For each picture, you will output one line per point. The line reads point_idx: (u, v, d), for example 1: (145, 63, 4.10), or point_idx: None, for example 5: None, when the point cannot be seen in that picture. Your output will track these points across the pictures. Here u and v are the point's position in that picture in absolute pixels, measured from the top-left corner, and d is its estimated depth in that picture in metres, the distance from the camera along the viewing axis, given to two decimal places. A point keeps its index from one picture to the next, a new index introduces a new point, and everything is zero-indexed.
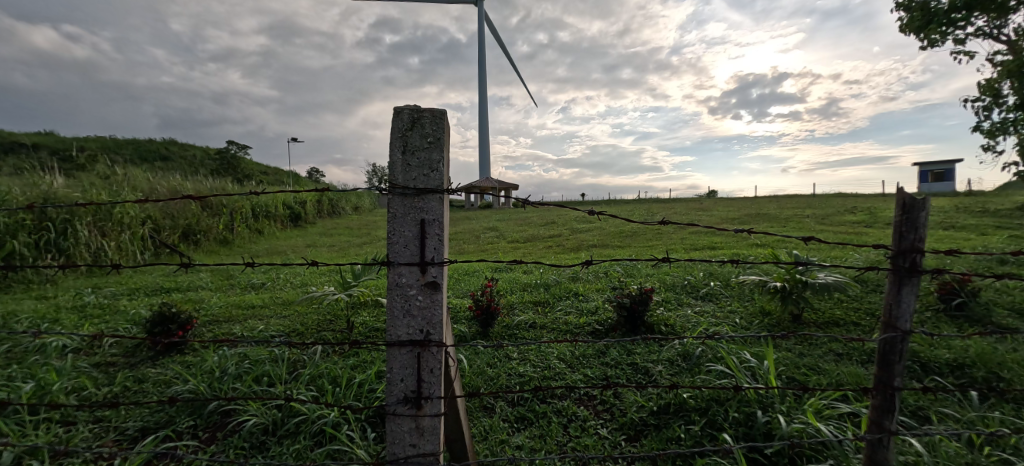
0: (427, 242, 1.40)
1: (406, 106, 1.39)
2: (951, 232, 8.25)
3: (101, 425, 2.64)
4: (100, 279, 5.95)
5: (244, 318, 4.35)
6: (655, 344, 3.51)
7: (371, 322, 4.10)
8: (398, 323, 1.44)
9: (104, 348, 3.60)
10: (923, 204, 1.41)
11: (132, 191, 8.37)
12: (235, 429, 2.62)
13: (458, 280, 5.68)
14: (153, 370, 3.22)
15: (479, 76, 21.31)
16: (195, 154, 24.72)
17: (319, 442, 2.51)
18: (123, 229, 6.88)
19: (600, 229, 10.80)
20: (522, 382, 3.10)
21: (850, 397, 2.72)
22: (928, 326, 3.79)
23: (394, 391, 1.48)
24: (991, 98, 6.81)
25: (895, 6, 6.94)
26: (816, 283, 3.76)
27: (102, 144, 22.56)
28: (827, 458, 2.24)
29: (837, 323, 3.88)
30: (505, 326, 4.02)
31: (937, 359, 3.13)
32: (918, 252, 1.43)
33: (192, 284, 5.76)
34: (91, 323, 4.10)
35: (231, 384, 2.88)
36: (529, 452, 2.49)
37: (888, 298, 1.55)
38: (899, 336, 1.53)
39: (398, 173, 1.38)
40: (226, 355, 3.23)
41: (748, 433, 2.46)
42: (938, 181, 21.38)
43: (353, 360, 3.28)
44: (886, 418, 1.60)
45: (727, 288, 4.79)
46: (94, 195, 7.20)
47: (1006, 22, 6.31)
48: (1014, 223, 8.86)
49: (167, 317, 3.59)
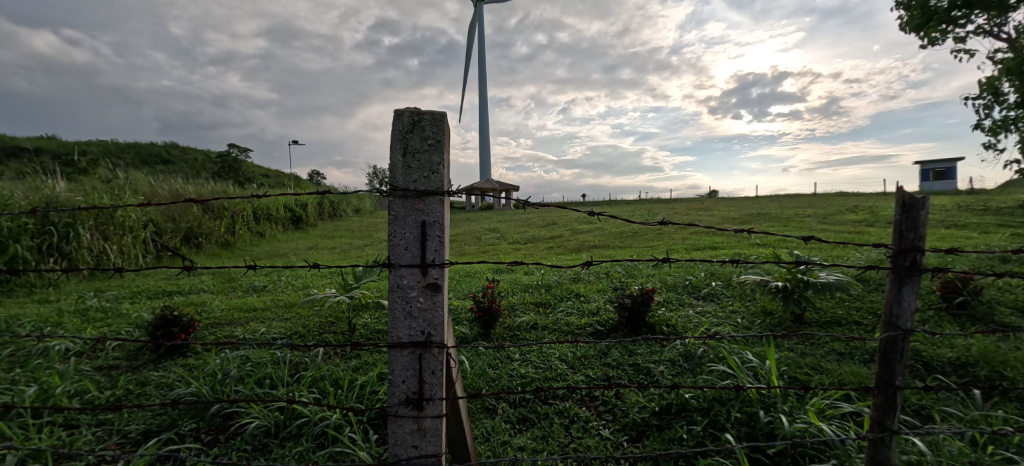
0: (428, 244, 1.41)
1: (406, 109, 1.39)
2: (952, 230, 8.22)
3: (104, 429, 2.65)
4: (102, 282, 5.97)
5: (247, 321, 4.37)
6: (656, 345, 3.52)
7: (373, 324, 4.11)
8: (399, 324, 1.45)
9: (107, 351, 3.62)
10: (923, 203, 1.42)
11: (134, 194, 8.40)
12: (238, 431, 2.63)
13: (459, 282, 5.68)
14: (156, 373, 3.23)
15: (479, 78, 21.38)
16: (196, 157, 24.79)
17: (322, 444, 2.51)
18: (124, 233, 6.90)
19: (601, 229, 10.81)
20: (524, 382, 3.10)
21: (852, 396, 2.72)
22: (931, 325, 3.77)
23: (395, 393, 1.48)
24: (992, 96, 6.80)
25: (896, 4, 6.92)
26: (818, 283, 3.76)
27: (103, 147, 22.63)
28: (829, 457, 2.24)
29: (838, 323, 3.88)
30: (507, 327, 4.03)
31: (939, 358, 3.12)
32: (918, 251, 1.44)
33: (193, 287, 5.78)
34: (93, 326, 4.11)
35: (232, 387, 2.89)
36: (531, 453, 2.49)
37: (888, 297, 1.55)
38: (900, 335, 1.53)
39: (399, 176, 1.39)
40: (228, 358, 3.24)
41: (751, 433, 2.46)
42: (939, 180, 21.41)
43: (355, 362, 3.29)
44: (887, 418, 1.59)
45: (729, 287, 4.79)
46: (96, 199, 7.22)
47: (1007, 19, 6.29)
48: (1017, 221, 8.84)
49: (169, 320, 3.60)
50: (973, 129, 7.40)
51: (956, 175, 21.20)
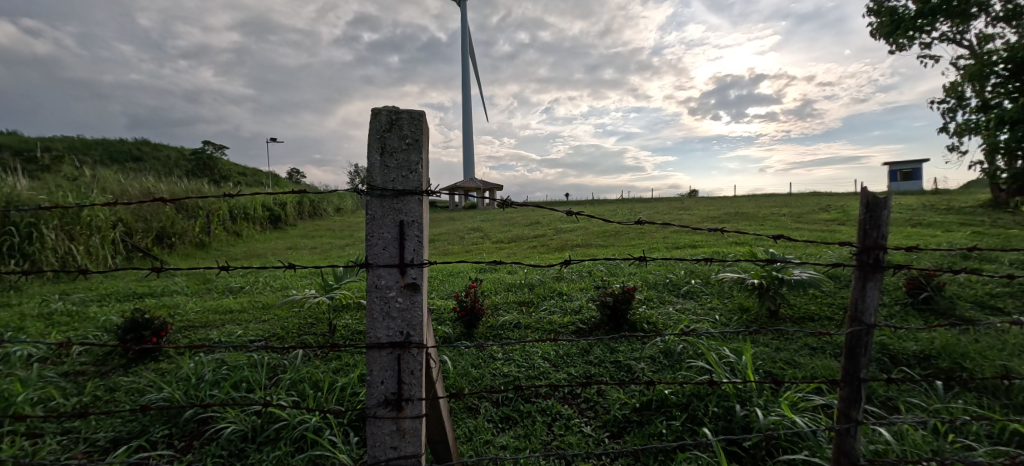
0: (406, 244, 1.40)
1: (384, 107, 1.38)
2: (918, 228, 8.55)
3: (71, 437, 2.56)
4: (68, 285, 5.75)
5: (223, 323, 4.27)
6: (638, 342, 3.57)
7: (354, 325, 4.06)
8: (377, 325, 1.44)
9: (72, 357, 3.49)
10: (885, 204, 1.47)
11: (102, 193, 8.11)
12: (212, 437, 2.57)
13: (442, 281, 5.69)
14: (126, 378, 3.13)
15: (462, 78, 21.40)
16: (168, 155, 24.06)
17: (301, 447, 2.48)
18: (92, 233, 6.66)
19: (583, 229, 10.92)
20: (507, 381, 3.12)
21: (823, 389, 2.81)
22: (896, 320, 3.93)
23: (375, 393, 1.47)
24: (955, 100, 7.08)
25: (866, 11, 7.17)
26: (792, 280, 3.87)
27: (69, 143, 21.76)
28: (802, 448, 2.31)
29: (811, 318, 4.00)
30: (490, 326, 4.03)
31: (905, 351, 3.25)
32: (881, 249, 1.49)
33: (166, 289, 5.62)
34: (58, 331, 3.96)
35: (208, 391, 2.82)
36: (514, 451, 2.50)
37: (854, 293, 1.61)
38: (864, 329, 1.59)
39: (376, 175, 1.37)
40: (203, 362, 3.16)
41: (727, 426, 2.52)
42: (907, 181, 22.21)
43: (336, 364, 3.25)
44: (853, 409, 1.64)
45: (708, 285, 4.89)
46: (61, 198, 6.93)
47: (968, 27, 6.57)
48: (978, 219, 9.26)
49: (140, 323, 3.50)
50: (940, 131, 7.67)
51: (921, 176, 22.05)
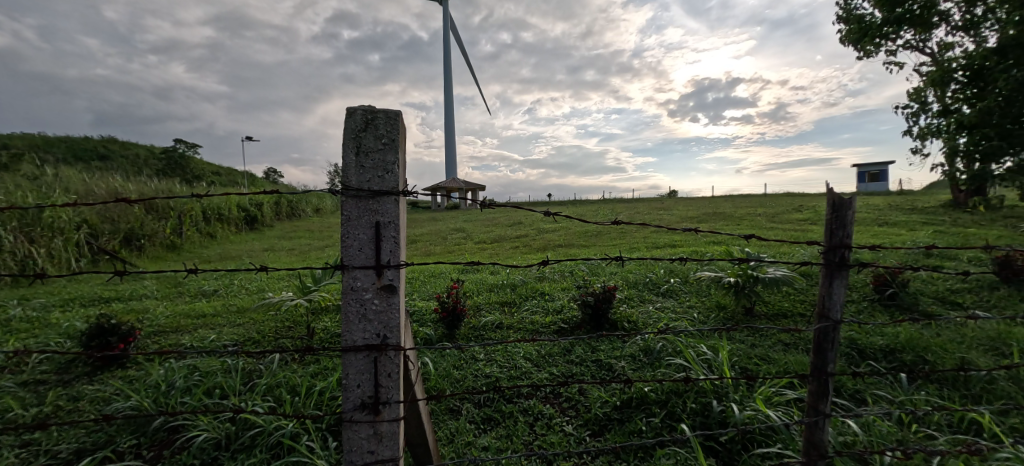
0: (383, 245, 1.38)
1: (360, 106, 1.36)
2: (885, 227, 8.88)
3: (30, 450, 2.44)
4: (28, 290, 5.49)
5: (196, 327, 4.14)
6: (618, 341, 3.60)
7: (333, 327, 3.99)
8: (353, 328, 1.41)
9: (32, 366, 3.33)
10: (850, 204, 1.51)
11: (65, 193, 7.78)
12: (183, 446, 2.48)
13: (424, 282, 5.64)
14: (91, 386, 3.00)
15: (443, 77, 21.28)
16: (137, 154, 23.24)
17: (277, 454, 2.42)
18: (54, 235, 6.39)
19: (564, 229, 10.98)
20: (488, 382, 3.11)
21: (796, 384, 2.89)
22: (865, 316, 4.06)
23: (351, 397, 1.44)
24: (919, 105, 7.37)
25: (836, 18, 7.40)
26: (766, 278, 3.97)
27: (30, 141, 20.81)
28: (776, 442, 2.37)
29: (785, 315, 4.10)
30: (471, 327, 4.01)
31: (872, 346, 3.37)
32: (846, 247, 1.54)
33: (135, 293, 5.42)
34: (17, 338, 3.78)
35: (178, 398, 2.72)
36: (495, 452, 2.49)
37: (821, 291, 1.65)
38: (830, 325, 1.63)
39: (352, 175, 1.34)
40: (174, 368, 3.06)
41: (705, 422, 2.57)
42: (875, 181, 23.02)
43: (313, 367, 3.18)
44: (822, 403, 1.68)
45: (687, 284, 4.97)
46: (20, 198, 6.62)
47: (930, 35, 6.85)
48: (941, 218, 9.66)
49: (106, 329, 3.36)
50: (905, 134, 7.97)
51: (888, 177, 22.89)
